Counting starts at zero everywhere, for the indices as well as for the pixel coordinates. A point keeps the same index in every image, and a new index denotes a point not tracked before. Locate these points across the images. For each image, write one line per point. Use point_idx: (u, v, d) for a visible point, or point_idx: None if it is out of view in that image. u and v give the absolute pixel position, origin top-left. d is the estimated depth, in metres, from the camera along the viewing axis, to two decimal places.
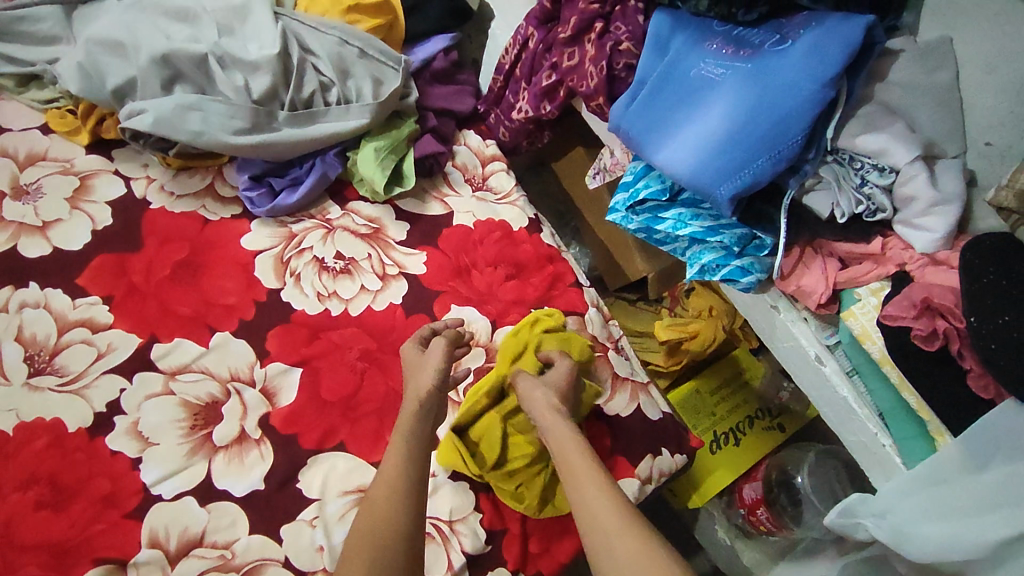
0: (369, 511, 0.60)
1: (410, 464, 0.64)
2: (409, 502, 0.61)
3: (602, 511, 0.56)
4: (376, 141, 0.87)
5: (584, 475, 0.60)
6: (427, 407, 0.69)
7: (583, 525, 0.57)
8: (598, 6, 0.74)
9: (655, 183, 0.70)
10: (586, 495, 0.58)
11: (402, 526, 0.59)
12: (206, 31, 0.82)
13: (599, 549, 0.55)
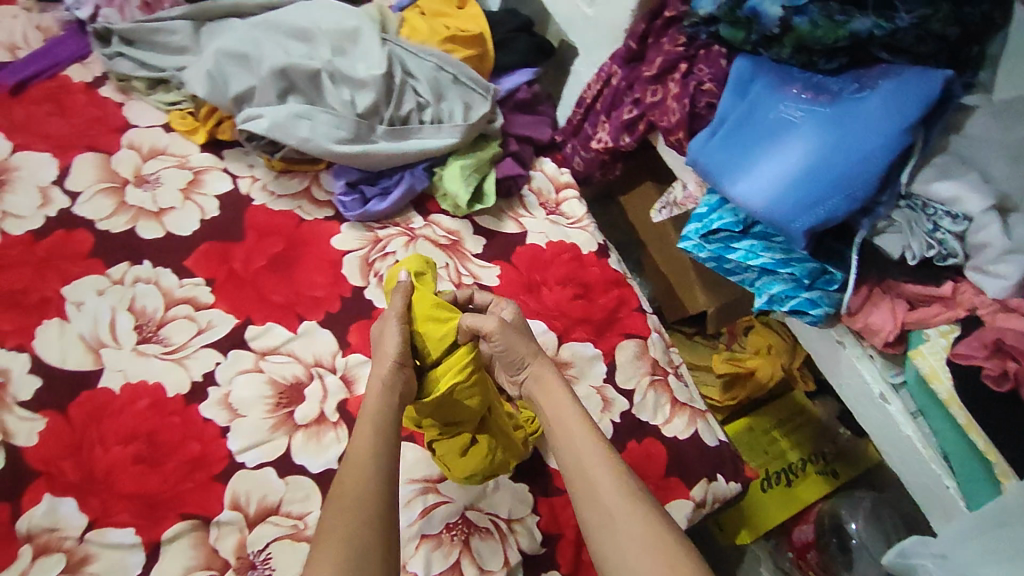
0: (336, 498, 0.54)
1: (381, 445, 0.60)
2: (378, 487, 0.56)
3: (607, 494, 0.58)
4: (461, 160, 0.93)
5: (587, 455, 0.61)
6: (396, 376, 0.67)
7: (584, 506, 0.58)
8: (683, 49, 0.79)
9: (728, 215, 0.73)
10: (590, 476, 0.59)
11: (374, 515, 0.54)
12: (321, 49, 0.90)
13: (602, 528, 0.56)
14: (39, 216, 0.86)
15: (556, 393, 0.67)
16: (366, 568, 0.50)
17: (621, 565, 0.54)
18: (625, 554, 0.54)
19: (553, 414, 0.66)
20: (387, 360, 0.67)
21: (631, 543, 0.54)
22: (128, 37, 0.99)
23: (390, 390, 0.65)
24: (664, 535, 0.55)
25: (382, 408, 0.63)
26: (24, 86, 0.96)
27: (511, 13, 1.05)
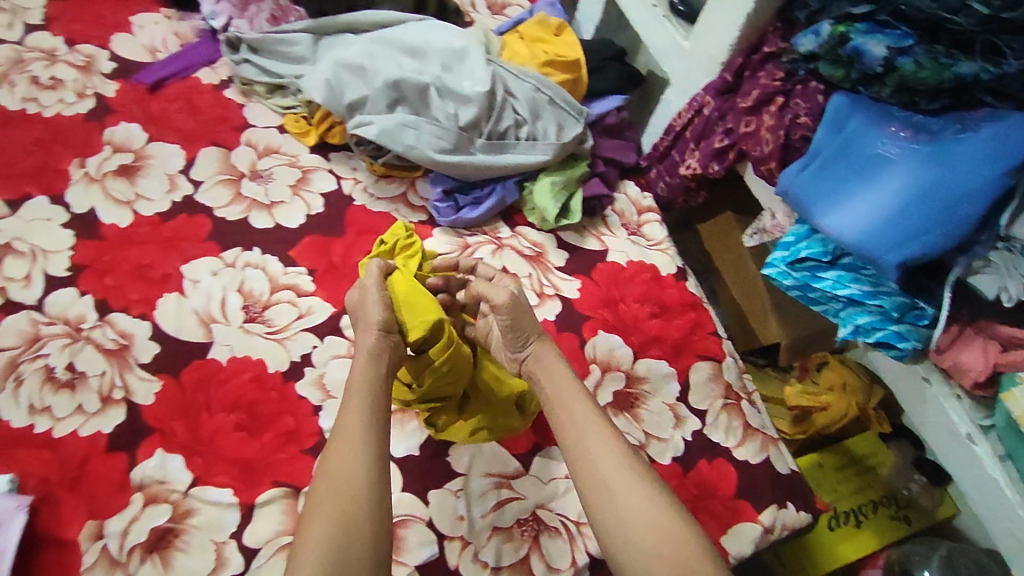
0: (325, 477, 0.63)
1: (366, 424, 0.68)
2: (361, 465, 0.64)
3: (608, 472, 0.65)
4: (552, 176, 0.97)
5: (589, 437, 0.68)
6: (380, 346, 0.75)
7: (586, 482, 0.66)
8: (780, 83, 0.81)
9: (818, 245, 0.74)
10: (592, 456, 0.67)
11: (356, 492, 0.62)
12: (430, 65, 0.96)
13: (602, 501, 0.64)
14: (166, 200, 0.95)
15: (558, 378, 0.74)
16: (354, 534, 0.60)
17: (621, 533, 0.62)
18: (624, 525, 0.62)
19: (553, 393, 0.73)
20: (371, 329, 0.76)
21: (630, 516, 0.62)
22: (254, 45, 1.07)
23: (374, 359, 0.74)
24: (659, 508, 0.62)
25: (366, 382, 0.72)
26: (161, 85, 1.05)
27: (605, 43, 1.10)
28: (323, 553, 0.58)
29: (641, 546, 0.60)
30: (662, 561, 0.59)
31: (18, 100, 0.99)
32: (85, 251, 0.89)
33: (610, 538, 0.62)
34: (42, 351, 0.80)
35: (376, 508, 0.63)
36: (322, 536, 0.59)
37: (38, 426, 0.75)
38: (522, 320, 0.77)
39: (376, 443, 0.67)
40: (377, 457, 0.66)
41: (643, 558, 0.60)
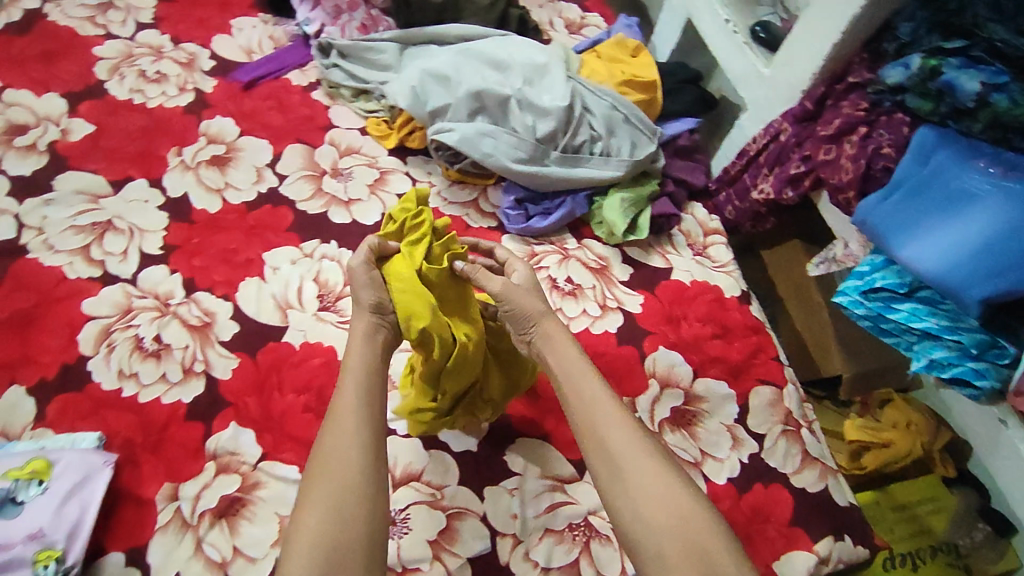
0: (319, 461, 0.62)
1: (359, 405, 0.66)
2: (354, 448, 0.63)
3: (624, 455, 0.64)
4: (622, 192, 0.99)
5: (604, 420, 0.66)
6: (374, 325, 0.73)
7: (602, 466, 0.64)
8: (864, 113, 0.81)
9: (893, 276, 0.74)
10: (606, 439, 0.65)
11: (347, 477, 0.61)
12: (513, 78, 1.00)
13: (618, 484, 0.63)
14: (252, 191, 0.99)
15: (569, 358, 0.71)
16: (350, 519, 0.59)
17: (637, 516, 0.60)
18: (641, 508, 0.61)
19: (564, 373, 0.70)
20: (364, 311, 0.73)
21: (648, 499, 0.61)
22: (344, 51, 1.10)
23: (368, 341, 0.72)
24: (676, 491, 0.61)
25: (363, 367, 0.69)
26: (255, 84, 1.09)
27: (681, 66, 1.12)
28: (317, 539, 0.57)
29: (658, 529, 0.59)
30: (680, 542, 0.58)
31: (126, 90, 1.04)
32: (177, 232, 0.94)
33: (626, 521, 0.61)
34: (133, 321, 0.86)
35: (368, 492, 0.61)
36: (317, 519, 0.58)
37: (125, 390, 0.81)
38: (519, 302, 0.73)
39: (370, 425, 0.65)
40: (370, 439, 0.64)
41: (660, 540, 0.59)
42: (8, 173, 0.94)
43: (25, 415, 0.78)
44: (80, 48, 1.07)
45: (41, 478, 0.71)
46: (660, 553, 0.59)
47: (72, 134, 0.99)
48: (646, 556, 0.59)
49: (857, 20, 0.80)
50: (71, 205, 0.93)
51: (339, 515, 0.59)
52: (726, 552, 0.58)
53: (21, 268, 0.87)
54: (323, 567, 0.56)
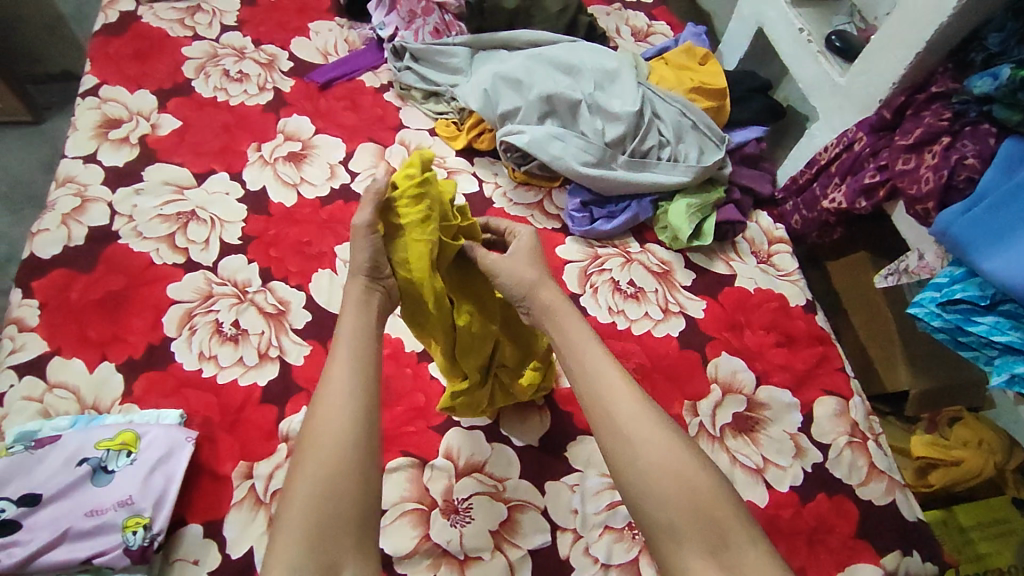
0: (311, 429, 0.59)
1: (355, 372, 0.62)
2: (348, 415, 0.60)
3: (626, 422, 0.60)
4: (688, 198, 0.99)
5: (604, 385, 0.62)
6: (369, 292, 0.67)
7: (605, 435, 0.60)
8: (947, 123, 0.79)
9: (975, 288, 0.73)
10: (608, 406, 0.61)
11: (340, 445, 0.58)
12: (583, 83, 1.02)
13: (620, 452, 0.59)
14: (326, 186, 1.03)
15: (567, 324, 0.66)
16: (342, 487, 0.57)
17: (642, 486, 0.57)
18: (644, 477, 0.57)
19: (564, 337, 0.66)
20: (360, 280, 0.67)
21: (651, 468, 0.57)
22: (416, 55, 1.12)
23: (363, 307, 0.66)
24: (682, 459, 0.58)
25: (357, 333, 0.65)
26: (330, 85, 1.13)
27: (749, 75, 1.12)
28: (308, 509, 0.55)
29: (662, 500, 0.56)
30: (686, 512, 0.55)
31: (210, 89, 1.09)
32: (255, 223, 0.98)
33: (631, 491, 0.58)
34: (213, 307, 0.90)
35: (363, 460, 0.59)
36: (310, 488, 0.56)
37: (205, 371, 0.85)
38: (511, 275, 0.69)
39: (366, 391, 0.62)
40: (366, 405, 0.61)
41: (665, 510, 0.56)
42: (102, 164, 1.00)
43: (113, 390, 0.83)
44: (170, 49, 1.13)
45: (129, 449, 0.76)
46: (668, 521, 0.55)
47: (160, 129, 1.04)
48: (652, 525, 0.56)
49: (945, 29, 0.79)
50: (159, 195, 0.98)
51: (334, 482, 0.57)
52: (736, 522, 0.56)
53: (112, 253, 0.92)
54: (319, 530, 0.55)
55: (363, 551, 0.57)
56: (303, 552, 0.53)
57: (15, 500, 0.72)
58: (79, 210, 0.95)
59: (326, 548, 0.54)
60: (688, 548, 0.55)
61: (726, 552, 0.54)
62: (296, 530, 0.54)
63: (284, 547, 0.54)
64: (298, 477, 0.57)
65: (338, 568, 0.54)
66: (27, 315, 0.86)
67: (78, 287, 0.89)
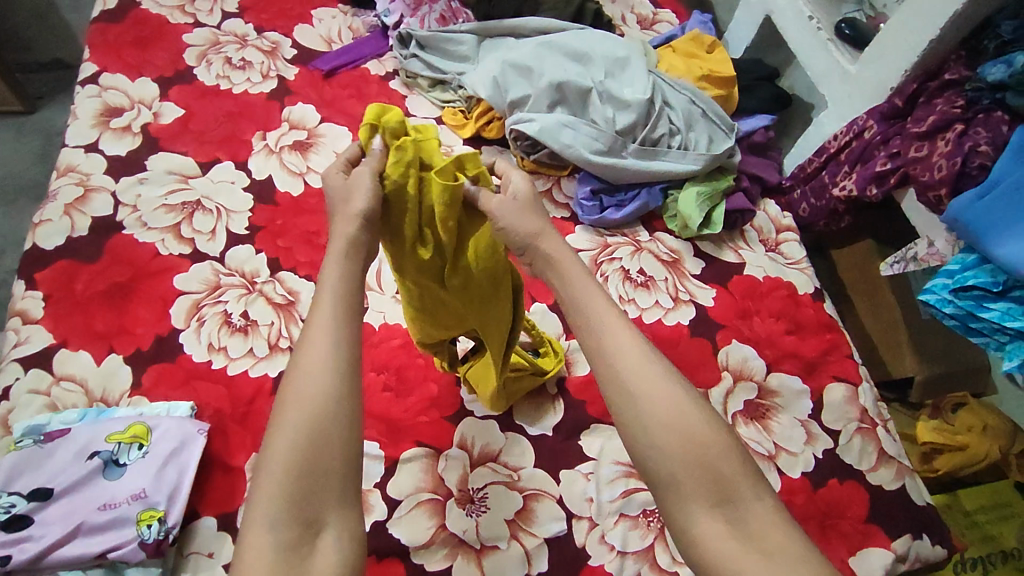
0: (291, 377, 0.52)
1: (339, 316, 0.54)
2: (331, 361, 0.52)
3: (630, 371, 0.53)
4: (699, 186, 0.99)
5: (606, 330, 0.55)
6: (361, 239, 0.59)
7: (606, 385, 0.54)
8: (960, 111, 0.80)
9: (987, 275, 0.73)
10: (610, 353, 0.54)
11: (322, 394, 0.50)
12: (594, 71, 1.01)
13: (622, 402, 0.53)
14: None
15: (569, 272, 0.59)
16: (323, 440, 0.50)
17: (646, 439, 0.51)
18: (648, 428, 0.51)
19: (570, 289, 0.59)
20: (352, 221, 0.59)
21: (656, 420, 0.51)
22: (423, 42, 1.11)
23: (349, 257, 0.58)
24: (689, 412, 0.52)
25: (342, 282, 0.56)
26: (335, 72, 1.12)
27: (757, 64, 1.12)
28: (286, 464, 0.48)
29: (666, 452, 0.50)
30: (692, 467, 0.50)
31: (213, 76, 1.08)
32: (262, 213, 0.97)
33: (632, 443, 0.52)
34: (222, 297, 0.89)
35: (348, 411, 0.51)
36: (291, 443, 0.49)
37: (215, 362, 0.84)
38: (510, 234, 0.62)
39: (350, 336, 0.54)
40: (353, 353, 0.53)
41: (668, 463, 0.50)
42: (104, 153, 0.98)
43: (122, 382, 0.82)
44: (171, 36, 1.11)
45: (141, 442, 0.75)
46: (671, 478, 0.50)
47: (163, 118, 1.02)
48: (653, 479, 0.51)
49: (958, 17, 0.79)
50: (162, 184, 0.96)
51: (318, 435, 0.49)
52: (742, 476, 0.51)
53: (117, 243, 0.91)
54: (296, 487, 0.48)
55: (347, 504, 0.50)
56: (285, 506, 0.47)
57: (25, 495, 0.71)
58: (81, 200, 0.93)
59: (305, 503, 0.48)
60: (693, 504, 0.50)
61: (732, 507, 0.49)
62: (276, 483, 0.48)
63: (263, 501, 0.48)
64: (278, 430, 0.50)
65: (318, 523, 0.48)
66: (32, 307, 0.84)
67: (82, 279, 0.87)
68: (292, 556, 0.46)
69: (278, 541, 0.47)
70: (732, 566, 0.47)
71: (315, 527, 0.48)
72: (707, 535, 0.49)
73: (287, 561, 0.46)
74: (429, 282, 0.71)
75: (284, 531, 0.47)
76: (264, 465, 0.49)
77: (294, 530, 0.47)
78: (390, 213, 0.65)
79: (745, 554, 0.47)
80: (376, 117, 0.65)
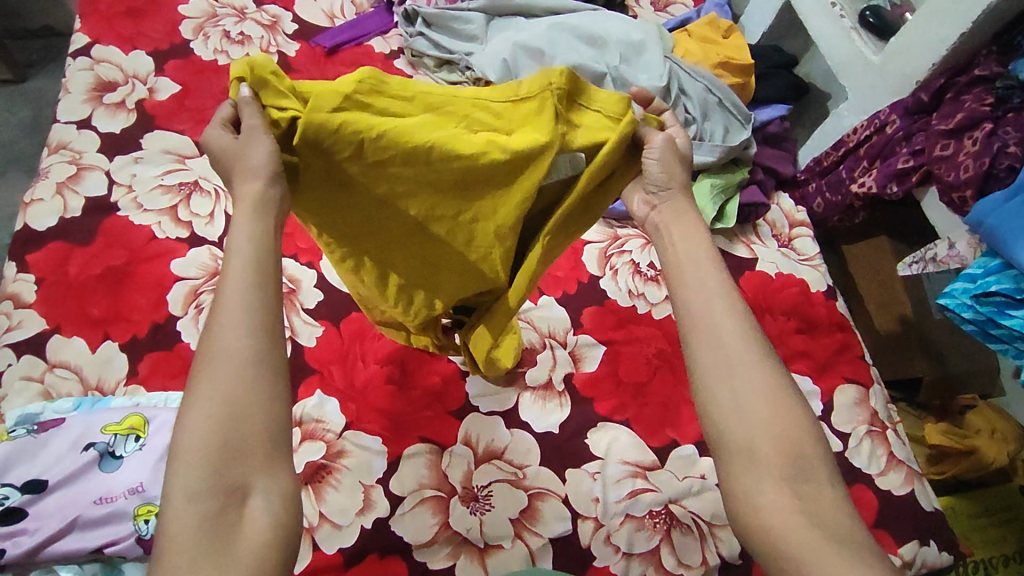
0: (205, 343, 0.46)
1: (252, 276, 0.48)
2: (246, 328, 0.46)
3: (732, 339, 0.52)
4: (712, 178, 0.97)
5: (709, 295, 0.55)
6: (270, 195, 0.51)
7: (701, 344, 0.53)
8: (989, 109, 0.77)
9: (1009, 281, 0.71)
10: (711, 318, 0.53)
11: (241, 360, 0.45)
12: (609, 55, 0.99)
13: (717, 365, 0.52)
14: None
15: (689, 237, 0.59)
16: (244, 406, 0.44)
17: (732, 405, 0.51)
18: (737, 395, 0.51)
19: (683, 249, 0.58)
20: (258, 175, 0.51)
21: (747, 388, 0.51)
22: (429, 19, 1.07)
23: (262, 214, 0.51)
24: (773, 385, 0.51)
25: (253, 240, 0.49)
26: (338, 49, 1.08)
27: (774, 50, 1.09)
28: (205, 433, 0.43)
29: (751, 420, 0.50)
30: (773, 439, 0.49)
31: (210, 51, 1.03)
32: None
33: (715, 407, 0.51)
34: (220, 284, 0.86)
35: (270, 376, 0.46)
36: (208, 413, 0.44)
37: None
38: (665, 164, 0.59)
39: (267, 297, 0.48)
40: (269, 317, 0.47)
41: (751, 432, 0.50)
42: (97, 130, 0.94)
43: (117, 370, 0.79)
44: (166, 7, 1.06)
45: (138, 434, 0.73)
46: (750, 444, 0.50)
47: (159, 94, 0.98)
48: (729, 443, 0.50)
49: (991, 11, 0.76)
50: (158, 163, 0.93)
51: (239, 400, 0.44)
52: (821, 459, 0.50)
53: (111, 225, 0.87)
54: (218, 454, 0.43)
55: (275, 466, 0.45)
56: (206, 475, 0.43)
57: (18, 487, 0.68)
58: (74, 179, 0.89)
59: (227, 470, 0.43)
60: (764, 473, 0.49)
61: (804, 485, 0.49)
62: (193, 451, 0.43)
63: (179, 470, 0.43)
64: (193, 400, 0.44)
65: (244, 490, 0.43)
66: (23, 291, 0.81)
67: (76, 262, 0.84)
68: (215, 528, 0.42)
69: (201, 512, 0.42)
70: (791, 540, 0.47)
71: (239, 495, 0.43)
72: (772, 504, 0.48)
73: (207, 535, 0.42)
74: (438, 247, 0.63)
75: (206, 501, 0.42)
76: (180, 436, 0.44)
77: (216, 500, 0.43)
78: (352, 175, 0.56)
79: (810, 530, 0.47)
80: (244, 72, 0.51)
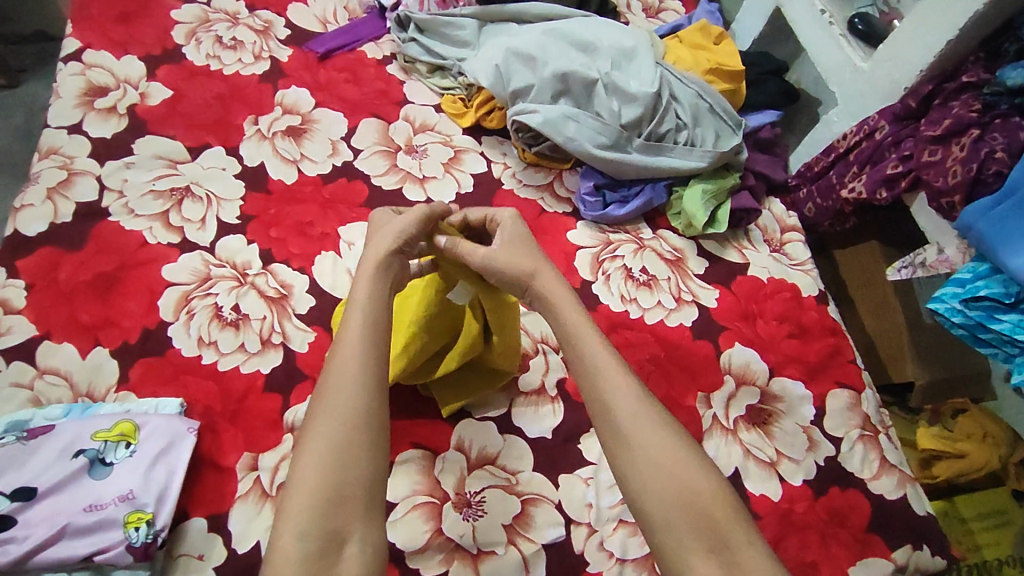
0: (322, 397, 0.56)
1: (366, 336, 0.60)
2: (362, 393, 0.56)
3: (625, 417, 0.58)
4: (704, 184, 0.98)
5: (602, 378, 0.61)
6: (391, 260, 0.67)
7: (602, 426, 0.59)
8: (977, 115, 0.78)
9: (998, 286, 0.72)
10: (608, 400, 0.60)
11: (351, 413, 0.55)
12: (601, 61, 1.00)
13: (620, 449, 0.58)
14: (328, 163, 0.97)
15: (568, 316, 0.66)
16: (350, 461, 0.53)
17: (639, 483, 0.56)
18: (642, 476, 0.56)
19: (572, 328, 0.65)
20: (383, 247, 0.67)
21: (650, 468, 0.56)
22: (422, 25, 1.07)
23: (380, 276, 0.65)
24: (682, 457, 0.56)
25: (372, 295, 0.63)
26: (331, 55, 1.08)
27: (765, 57, 1.10)
28: (317, 482, 0.52)
29: (661, 497, 0.55)
30: (683, 513, 0.54)
31: (203, 56, 1.03)
32: (253, 202, 0.92)
33: (631, 487, 0.56)
34: (212, 290, 0.85)
35: (378, 429, 0.56)
36: (318, 462, 0.53)
37: (205, 358, 0.81)
38: (504, 271, 0.70)
39: (374, 364, 0.59)
40: (377, 377, 0.58)
41: (664, 509, 0.54)
42: (88, 135, 0.93)
43: (108, 377, 0.78)
44: (158, 12, 1.06)
45: (128, 441, 0.72)
46: (666, 518, 0.54)
47: (150, 98, 0.98)
48: (649, 521, 0.55)
49: (978, 18, 0.77)
50: (150, 169, 0.92)
51: (341, 450, 0.53)
52: (735, 521, 0.54)
53: (102, 231, 0.87)
54: (324, 501, 0.51)
55: (371, 520, 0.53)
56: (314, 518, 0.51)
57: (6, 495, 0.67)
58: (64, 184, 0.89)
59: (331, 517, 0.51)
60: (688, 547, 0.53)
61: (726, 552, 0.52)
62: (303, 498, 0.51)
63: (292, 514, 0.51)
64: (303, 454, 0.53)
65: (341, 536, 0.51)
66: (11, 297, 0.81)
67: (65, 268, 0.83)
68: (316, 565, 0.49)
69: (304, 551, 0.50)
70: None
71: (337, 541, 0.51)
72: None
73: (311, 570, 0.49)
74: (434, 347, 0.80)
75: (309, 542, 0.50)
76: (291, 483, 0.53)
77: (318, 543, 0.50)
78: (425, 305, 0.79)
79: None
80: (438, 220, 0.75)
